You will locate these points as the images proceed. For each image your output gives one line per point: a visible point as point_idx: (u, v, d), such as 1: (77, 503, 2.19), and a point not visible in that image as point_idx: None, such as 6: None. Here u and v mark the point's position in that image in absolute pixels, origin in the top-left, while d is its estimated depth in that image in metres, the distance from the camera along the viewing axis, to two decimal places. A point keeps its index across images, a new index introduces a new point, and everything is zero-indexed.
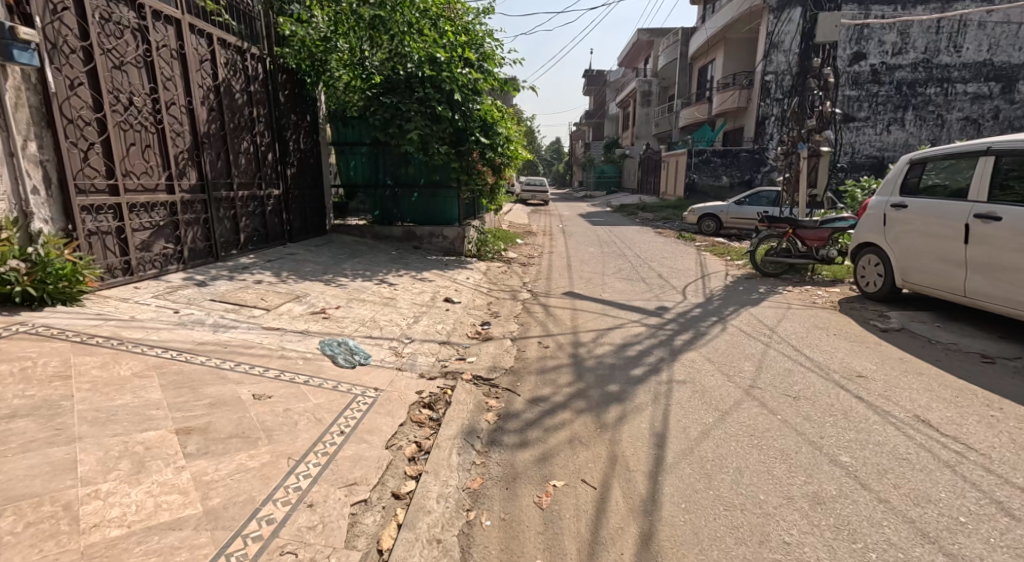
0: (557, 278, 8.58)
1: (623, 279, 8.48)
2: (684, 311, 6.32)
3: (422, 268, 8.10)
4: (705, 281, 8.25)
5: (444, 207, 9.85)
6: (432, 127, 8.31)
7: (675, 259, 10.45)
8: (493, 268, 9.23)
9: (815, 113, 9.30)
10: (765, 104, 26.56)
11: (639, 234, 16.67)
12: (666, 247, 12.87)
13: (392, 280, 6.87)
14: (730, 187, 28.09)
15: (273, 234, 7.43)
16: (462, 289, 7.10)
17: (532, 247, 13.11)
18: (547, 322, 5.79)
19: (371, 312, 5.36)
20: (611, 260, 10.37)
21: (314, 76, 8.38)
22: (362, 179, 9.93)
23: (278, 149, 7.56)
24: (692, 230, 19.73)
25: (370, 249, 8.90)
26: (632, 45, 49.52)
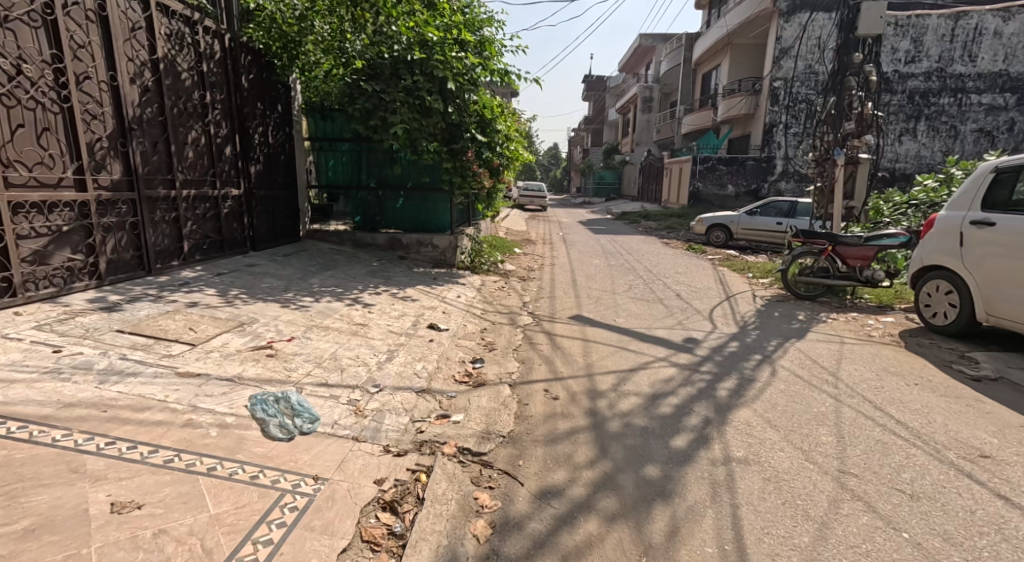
0: (561, 297, 7.50)
1: (637, 299, 7.41)
2: (717, 345, 5.25)
3: (406, 285, 7.02)
4: (732, 304, 7.20)
5: (435, 213, 8.80)
6: (422, 121, 7.22)
7: (691, 275, 9.41)
8: (488, 284, 8.15)
9: (854, 116, 8.31)
10: (773, 111, 25.77)
11: (646, 245, 15.62)
12: (678, 260, 11.85)
13: (368, 301, 5.77)
14: (735, 197, 27.14)
15: (230, 241, 6.32)
16: (451, 312, 6.02)
17: (531, 258, 12.02)
18: (553, 359, 4.71)
19: (334, 346, 4.25)
20: (620, 275, 9.29)
21: (287, 60, 7.29)
22: (343, 180, 8.85)
23: (239, 143, 6.45)
24: (700, 241, 18.72)
25: (348, 260, 7.81)
26: (634, 51, 48.76)
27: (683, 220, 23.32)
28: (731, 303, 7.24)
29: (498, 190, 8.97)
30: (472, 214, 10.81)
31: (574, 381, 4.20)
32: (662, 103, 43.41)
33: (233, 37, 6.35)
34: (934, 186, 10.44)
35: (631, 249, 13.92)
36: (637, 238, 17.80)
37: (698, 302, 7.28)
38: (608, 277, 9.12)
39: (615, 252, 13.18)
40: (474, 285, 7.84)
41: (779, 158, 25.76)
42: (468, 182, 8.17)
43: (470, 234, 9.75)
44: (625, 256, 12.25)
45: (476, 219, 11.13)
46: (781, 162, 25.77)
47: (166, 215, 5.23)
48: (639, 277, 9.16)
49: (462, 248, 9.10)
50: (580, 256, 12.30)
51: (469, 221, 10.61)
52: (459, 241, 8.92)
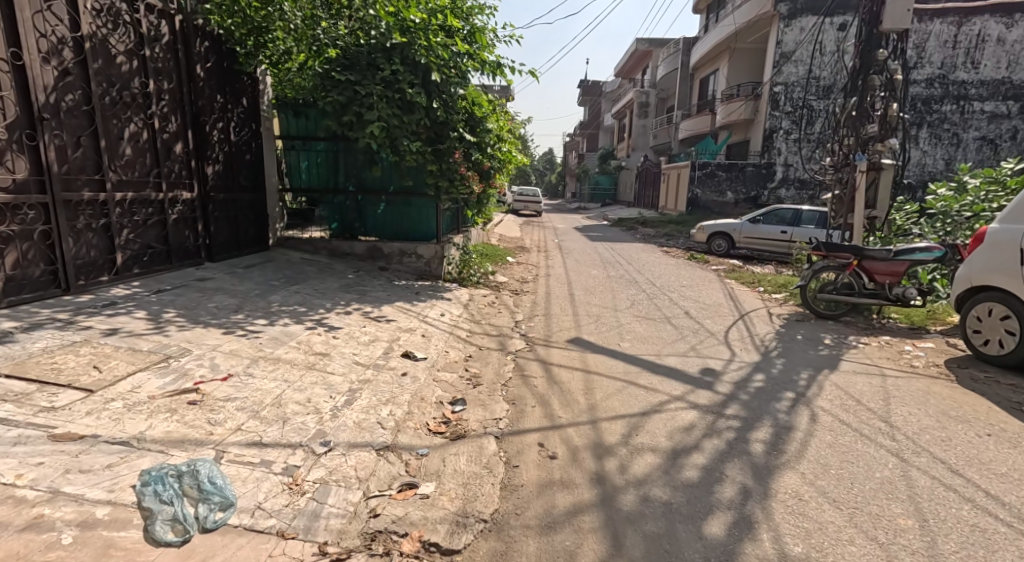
0: (557, 315, 6.75)
1: (642, 318, 6.68)
2: (740, 378, 4.51)
3: (384, 301, 6.26)
4: (747, 324, 6.47)
5: (419, 220, 8.05)
6: (403, 116, 6.48)
7: (697, 289, 8.71)
8: (477, 299, 7.41)
9: (876, 117, 7.63)
10: (774, 117, 25.19)
11: (645, 253, 14.94)
12: (681, 271, 11.15)
13: (335, 324, 5.00)
14: (734, 203, 26.58)
15: (179, 252, 5.53)
16: (432, 336, 5.27)
17: (524, 267, 11.26)
18: (549, 398, 3.96)
19: (282, 386, 3.48)
20: (621, 289, 8.55)
21: (252, 48, 6.52)
22: (318, 183, 8.06)
23: (191, 140, 5.66)
24: (700, 249, 18.07)
25: (322, 271, 7.04)
26: (630, 56, 48.30)
27: (682, 227, 22.70)
28: (746, 324, 6.51)
29: (489, 196, 8.23)
30: (461, 220, 10.05)
31: (575, 430, 3.44)
32: (658, 109, 42.91)
33: (186, 18, 5.55)
34: (952, 193, 9.70)
35: (630, 258, 13.20)
36: (635, 245, 17.13)
37: (710, 322, 6.54)
38: (607, 291, 8.38)
39: (614, 262, 12.45)
40: (461, 300, 7.09)
41: (779, 165, 25.41)
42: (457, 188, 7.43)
43: (459, 242, 8.98)
44: (624, 267, 11.51)
45: (464, 227, 10.35)
46: (782, 170, 25.35)
47: (94, 223, 4.44)
48: (642, 292, 8.43)
49: (449, 257, 8.34)
50: (577, 266, 11.54)
51: (457, 228, 9.86)
52: (446, 250, 8.16)
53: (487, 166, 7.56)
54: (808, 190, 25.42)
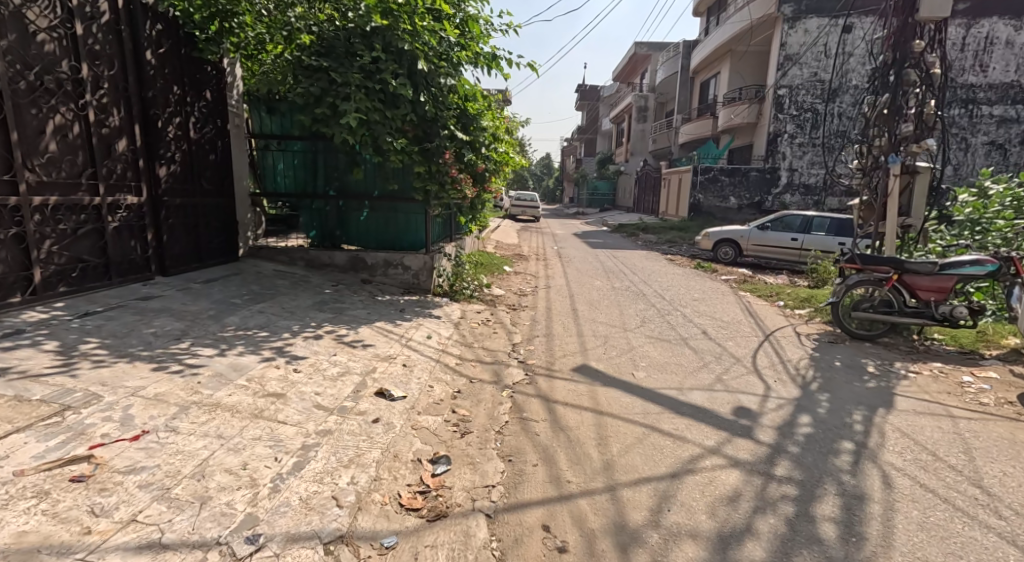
0: (559, 335, 6.00)
1: (655, 340, 5.95)
2: (782, 422, 3.77)
3: (364, 321, 5.51)
4: (775, 348, 5.74)
5: (407, 227, 7.33)
6: (386, 110, 5.76)
7: (711, 304, 7.98)
8: (471, 316, 6.66)
9: (911, 116, 6.91)
10: (777, 120, 24.54)
11: (650, 262, 14.24)
12: (690, 282, 10.43)
13: (300, 352, 4.24)
14: (737, 209, 25.95)
15: (122, 266, 4.77)
16: (415, 365, 4.51)
17: (522, 278, 10.52)
18: (554, 453, 3.21)
19: (215, 445, 2.71)
20: (628, 305, 7.82)
21: (214, 33, 5.70)
22: (294, 187, 7.28)
23: (137, 138, 4.88)
24: (705, 257, 17.37)
25: (297, 285, 6.29)
26: (629, 60, 47.75)
27: (685, 234, 22.04)
28: (773, 347, 5.78)
29: (483, 200, 7.55)
30: (453, 228, 9.32)
31: (590, 504, 2.69)
32: (657, 113, 42.36)
33: None
34: (978, 198, 8.98)
35: (634, 268, 12.48)
36: (639, 253, 16.43)
37: (732, 345, 5.81)
38: (613, 307, 7.65)
39: (618, 272, 11.72)
40: (452, 318, 6.34)
41: (783, 170, 24.74)
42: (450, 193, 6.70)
43: (451, 252, 8.24)
44: (629, 277, 10.79)
45: (458, 236, 9.61)
46: (787, 174, 24.70)
47: (2, 234, 3.75)
48: (652, 308, 7.70)
49: (439, 267, 7.58)
50: (579, 276, 10.80)
51: (450, 238, 9.14)
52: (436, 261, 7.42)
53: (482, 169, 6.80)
54: (813, 196, 24.79)
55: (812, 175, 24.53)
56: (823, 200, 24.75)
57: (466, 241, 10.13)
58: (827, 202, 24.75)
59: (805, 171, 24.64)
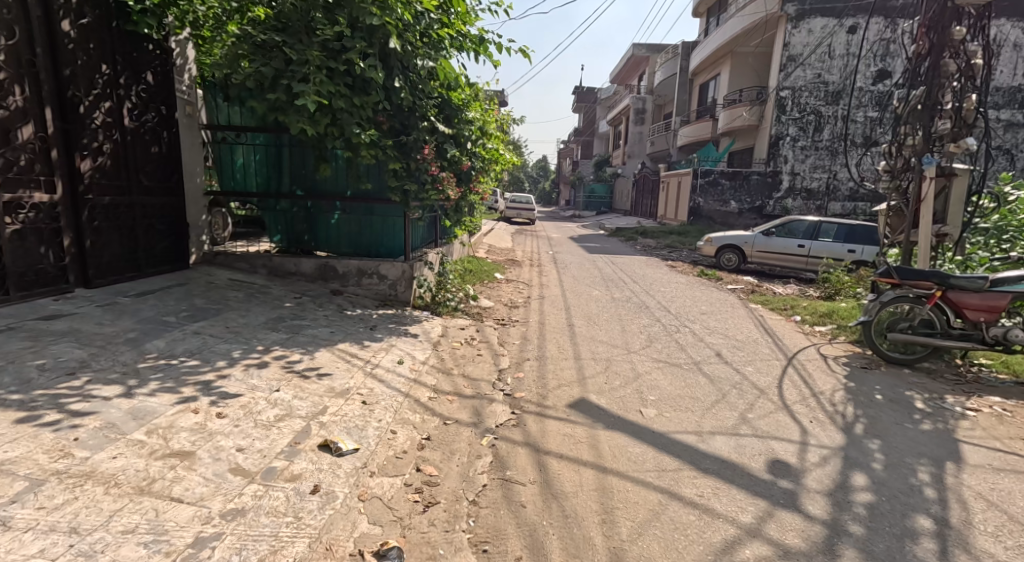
0: (552, 358, 5.23)
1: (663, 365, 5.18)
2: (830, 484, 3.01)
3: (325, 343, 4.72)
4: (803, 376, 4.98)
5: (383, 232, 6.60)
6: (353, 96, 5.01)
7: (722, 320, 7.24)
8: (453, 334, 5.89)
9: (950, 112, 6.16)
10: (780, 123, 23.84)
11: (650, 269, 13.48)
12: (696, 293, 9.70)
13: (233, 388, 3.45)
14: (738, 213, 25.30)
15: (25, 278, 4.00)
16: (378, 404, 3.74)
17: (514, 287, 9.75)
18: (542, 539, 2.44)
19: (57, 547, 1.98)
20: (630, 320, 7.06)
21: (152, 3, 4.89)
22: (255, 185, 6.50)
23: (44, 125, 4.09)
24: (707, 263, 16.66)
25: (254, 297, 5.50)
26: (626, 61, 47.12)
27: (684, 239, 21.35)
28: (800, 375, 5.02)
29: (470, 204, 6.77)
30: (438, 232, 8.54)
31: None
32: (655, 116, 41.73)
33: None
34: (1002, 204, 8.27)
35: (635, 276, 11.74)
36: (638, 259, 15.69)
37: (753, 372, 5.04)
38: (613, 322, 6.88)
39: (618, 281, 10.95)
40: (431, 338, 5.57)
41: (785, 174, 24.10)
42: (431, 192, 5.97)
43: (435, 259, 7.47)
44: (629, 287, 10.03)
45: (444, 241, 8.83)
46: (789, 178, 24.07)
47: None
48: (657, 324, 6.94)
49: (420, 277, 6.80)
50: (574, 285, 10.03)
51: (434, 242, 8.37)
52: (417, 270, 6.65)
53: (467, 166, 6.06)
54: (815, 201, 24.17)
55: (815, 179, 23.93)
56: (825, 205, 24.13)
57: (452, 246, 9.34)
58: (829, 207, 24.14)
59: (807, 176, 24.01)
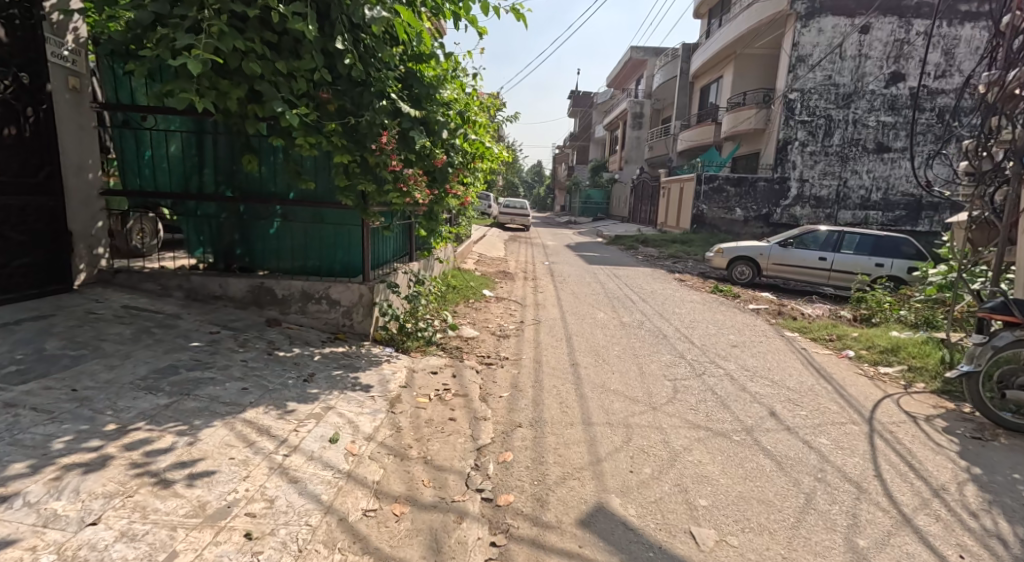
0: (550, 426, 3.83)
1: (705, 437, 3.78)
2: None
3: (228, 409, 3.30)
4: (901, 454, 3.58)
5: (337, 246, 5.32)
6: (278, 57, 3.66)
7: (759, 358, 5.86)
8: (422, 383, 4.48)
9: None
10: (788, 127, 22.58)
11: (658, 283, 12.11)
12: (717, 316, 8.32)
13: (6, 528, 2.06)
14: (744, 222, 23.82)
15: None
16: (277, 536, 2.33)
17: (505, 308, 8.35)
18: None
19: None
20: (647, 358, 5.67)
21: None
22: (169, 183, 5.10)
23: None
24: (717, 276, 15.30)
25: (150, 335, 4.08)
26: (624, 64, 45.91)
27: (688, 248, 20.03)
28: (896, 452, 3.63)
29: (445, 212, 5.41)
30: (414, 242, 7.14)
31: None
32: (654, 120, 40.51)
33: None
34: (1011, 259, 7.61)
35: (643, 293, 10.36)
36: (643, 271, 14.33)
37: (829, 448, 3.65)
38: (627, 362, 5.48)
39: (625, 300, 9.55)
40: (389, 392, 4.16)
41: (794, 180, 22.87)
42: (396, 197, 4.62)
43: (406, 279, 6.06)
44: (639, 308, 8.63)
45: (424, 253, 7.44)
46: (797, 185, 22.84)
47: None
48: (682, 363, 5.54)
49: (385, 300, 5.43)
50: (575, 306, 8.60)
51: (411, 254, 7.02)
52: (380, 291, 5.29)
53: (445, 163, 4.71)
54: (825, 209, 22.96)
55: (824, 187, 22.73)
56: (835, 214, 22.94)
57: (432, 261, 7.93)
58: (839, 216, 22.95)
59: (816, 182, 22.81)
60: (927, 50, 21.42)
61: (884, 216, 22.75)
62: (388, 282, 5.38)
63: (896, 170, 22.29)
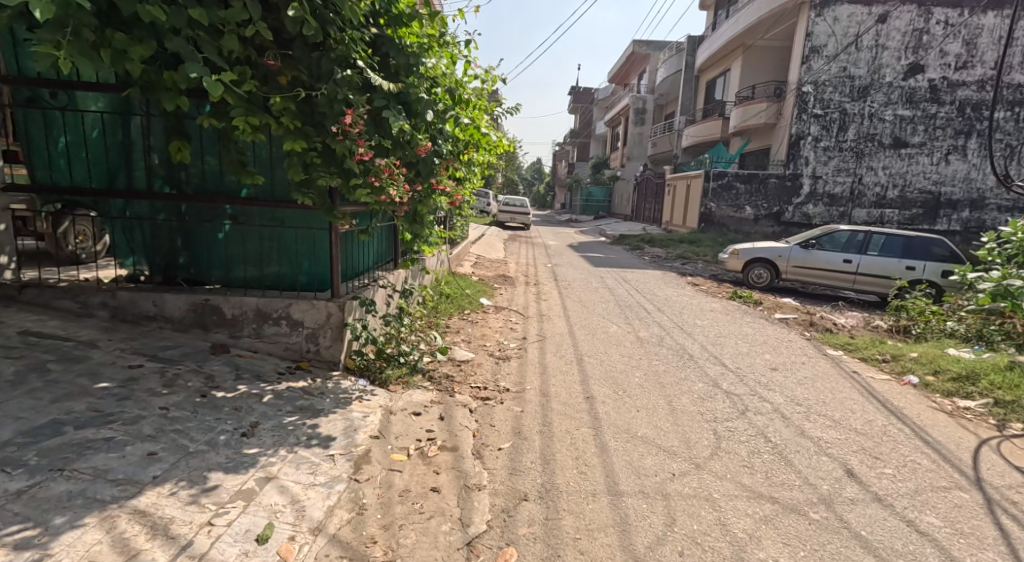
0: (566, 500, 2.89)
1: (773, 514, 2.85)
2: None
3: (117, 492, 2.36)
4: None
5: (301, 253, 4.41)
6: (197, 2, 2.70)
7: (807, 386, 4.96)
8: (400, 431, 3.54)
9: None
10: (801, 121, 21.67)
11: (670, 289, 11.19)
12: (745, 328, 7.41)
13: None
14: (754, 220, 23.04)
15: None
16: None
17: (507, 319, 7.44)
18: None
19: None
20: (676, 388, 4.74)
21: None
22: (90, 179, 4.15)
23: None
24: (732, 279, 14.39)
25: (44, 374, 3.15)
26: (627, 59, 44.96)
27: (697, 249, 19.13)
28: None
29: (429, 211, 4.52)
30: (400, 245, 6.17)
31: None
32: (657, 116, 39.57)
33: None
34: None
35: (658, 300, 9.46)
36: (652, 274, 13.42)
37: (947, 537, 2.70)
38: (654, 396, 4.54)
39: (639, 309, 8.61)
40: (356, 447, 3.22)
41: (806, 177, 21.97)
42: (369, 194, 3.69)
43: (388, 291, 5.12)
44: (655, 321, 7.68)
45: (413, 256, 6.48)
46: (810, 182, 21.94)
47: None
48: (719, 396, 4.61)
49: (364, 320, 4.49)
50: (584, 319, 7.65)
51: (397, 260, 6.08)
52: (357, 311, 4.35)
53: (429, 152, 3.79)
54: (839, 207, 22.03)
55: (838, 184, 21.86)
56: (849, 212, 22.04)
57: (421, 266, 7.00)
58: (853, 214, 22.01)
59: (830, 179, 21.91)
60: (947, 40, 20.43)
61: (900, 214, 21.82)
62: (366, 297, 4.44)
63: (913, 166, 21.39)
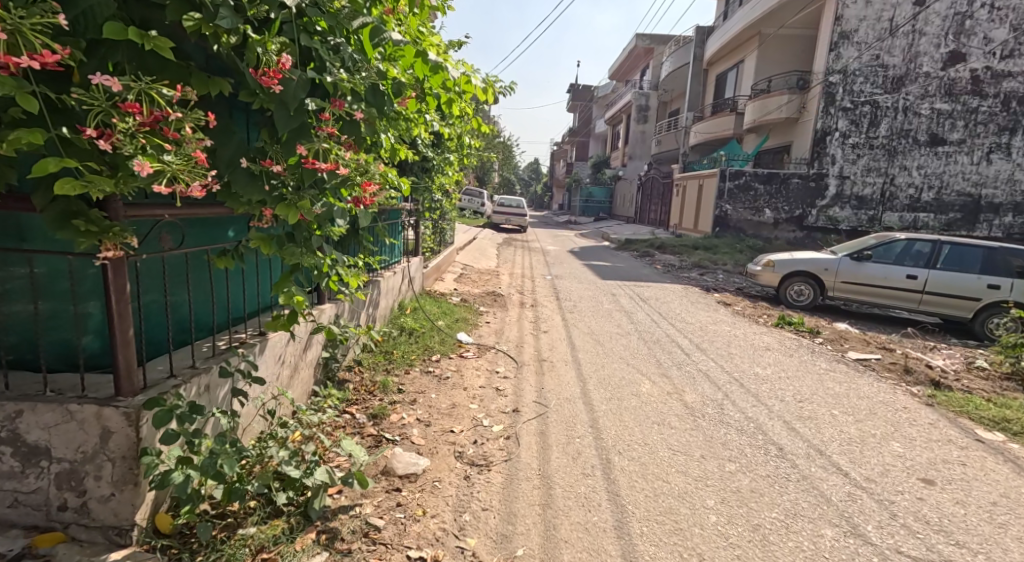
0: None
1: None
2: None
3: None
4: None
5: (55, 293, 2.36)
6: None
7: (1011, 525, 2.89)
8: None
9: None
10: (828, 115, 19.74)
11: (700, 310, 9.15)
12: (827, 381, 5.38)
13: None
14: (774, 224, 21.25)
15: None
16: None
17: (491, 365, 5.36)
18: None
19: None
20: (796, 546, 2.63)
21: None
22: None
23: None
24: (765, 294, 12.39)
25: None
26: (629, 55, 43.04)
27: (716, 257, 17.20)
28: None
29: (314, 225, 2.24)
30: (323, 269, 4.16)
31: None
32: (661, 114, 37.62)
33: None
34: None
35: (693, 330, 7.44)
36: (673, 289, 11.44)
37: None
38: None
39: (671, 348, 6.50)
40: None
41: (832, 177, 20.13)
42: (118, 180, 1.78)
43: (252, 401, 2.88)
44: (699, 371, 5.57)
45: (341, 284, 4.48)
46: (836, 183, 20.10)
47: None
48: None
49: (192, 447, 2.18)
50: (599, 368, 5.51)
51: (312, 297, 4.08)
52: (168, 439, 2.04)
53: (287, 81, 1.72)
54: (867, 210, 20.20)
55: (867, 185, 20.03)
56: (879, 216, 20.19)
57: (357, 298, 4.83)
58: (883, 219, 20.14)
59: (858, 180, 20.04)
60: (993, 26, 18.52)
61: (936, 219, 19.85)
62: (189, 405, 2.14)
63: (950, 166, 19.41)
